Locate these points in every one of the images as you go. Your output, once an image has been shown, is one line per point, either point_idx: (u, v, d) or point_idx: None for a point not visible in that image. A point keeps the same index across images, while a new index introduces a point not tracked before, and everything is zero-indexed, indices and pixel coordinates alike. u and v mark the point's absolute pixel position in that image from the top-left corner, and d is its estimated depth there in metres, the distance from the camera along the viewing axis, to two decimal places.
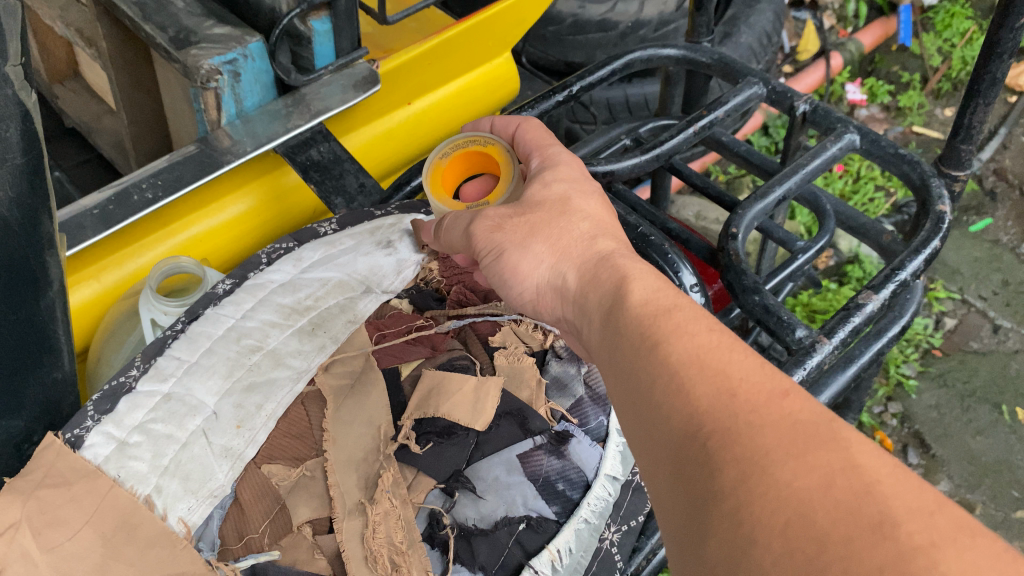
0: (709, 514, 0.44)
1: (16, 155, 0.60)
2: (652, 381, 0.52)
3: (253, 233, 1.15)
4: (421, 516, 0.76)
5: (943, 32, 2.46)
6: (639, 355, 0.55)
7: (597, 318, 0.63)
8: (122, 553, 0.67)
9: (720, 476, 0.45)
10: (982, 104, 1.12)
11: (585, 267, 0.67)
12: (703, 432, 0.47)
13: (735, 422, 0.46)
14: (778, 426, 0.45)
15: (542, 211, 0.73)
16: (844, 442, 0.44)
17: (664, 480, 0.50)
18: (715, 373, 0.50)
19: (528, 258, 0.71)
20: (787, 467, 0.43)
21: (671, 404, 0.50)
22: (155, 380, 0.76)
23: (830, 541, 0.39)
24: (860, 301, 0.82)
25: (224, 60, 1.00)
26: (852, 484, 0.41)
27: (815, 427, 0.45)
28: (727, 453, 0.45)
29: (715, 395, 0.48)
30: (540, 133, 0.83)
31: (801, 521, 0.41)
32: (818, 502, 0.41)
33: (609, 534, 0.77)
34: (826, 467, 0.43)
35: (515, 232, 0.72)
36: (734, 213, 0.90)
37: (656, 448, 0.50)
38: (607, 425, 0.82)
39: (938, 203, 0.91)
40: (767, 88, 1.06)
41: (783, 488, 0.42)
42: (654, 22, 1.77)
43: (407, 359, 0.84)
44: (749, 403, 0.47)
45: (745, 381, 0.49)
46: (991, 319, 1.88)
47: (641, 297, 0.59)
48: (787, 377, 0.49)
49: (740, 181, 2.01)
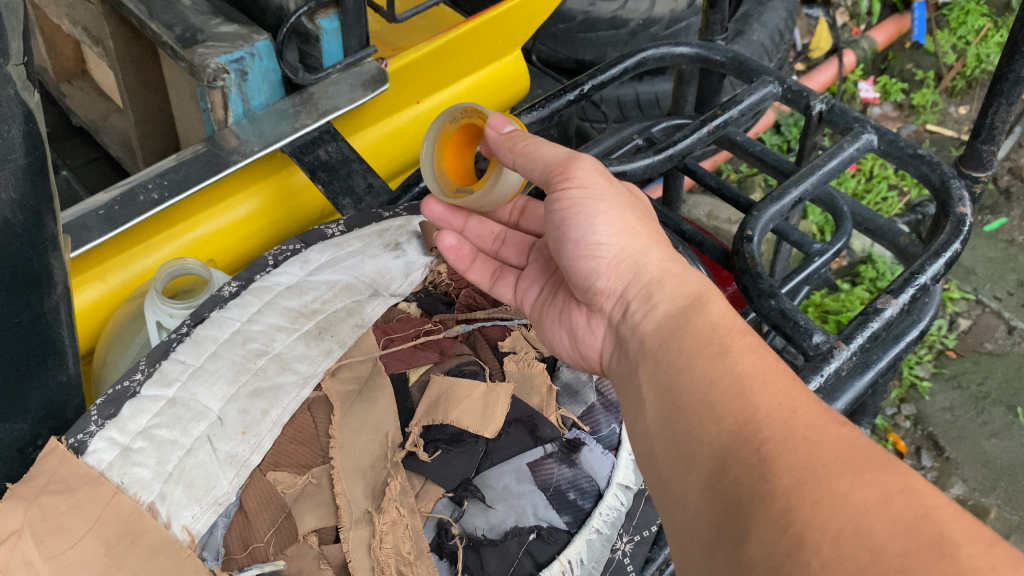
0: (755, 515, 0.44)
1: (20, 155, 0.59)
2: (711, 383, 0.53)
3: (260, 235, 1.13)
4: (428, 526, 0.74)
5: (958, 29, 2.42)
6: (702, 357, 0.55)
7: (665, 304, 0.64)
8: (124, 562, 0.66)
9: (772, 480, 0.44)
10: (1004, 104, 1.09)
11: (670, 263, 0.68)
12: (758, 436, 0.47)
13: (794, 435, 0.46)
14: (836, 445, 0.45)
15: (639, 202, 0.74)
16: (903, 468, 0.43)
17: (700, 480, 0.49)
18: (778, 390, 0.50)
19: (620, 221, 0.70)
20: (844, 480, 0.42)
21: (728, 406, 0.50)
22: (159, 385, 0.75)
23: (886, 553, 0.38)
24: (879, 305, 0.80)
25: (231, 59, 0.99)
26: (911, 504, 0.41)
27: (873, 451, 0.45)
28: (782, 460, 0.45)
29: (778, 407, 0.49)
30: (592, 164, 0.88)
31: (855, 530, 0.40)
32: (875, 516, 0.40)
33: (621, 544, 0.76)
34: (884, 487, 0.42)
35: (617, 191, 0.72)
36: (749, 215, 0.88)
37: (698, 448, 0.50)
38: (619, 433, 0.80)
39: (959, 205, 0.88)
40: (783, 87, 1.04)
41: (839, 499, 0.42)
42: (666, 19, 1.75)
43: (416, 364, 0.82)
44: (809, 421, 0.47)
45: (805, 402, 0.49)
46: (1007, 320, 1.85)
47: (723, 309, 0.60)
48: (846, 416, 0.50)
49: (753, 180, 1.99)
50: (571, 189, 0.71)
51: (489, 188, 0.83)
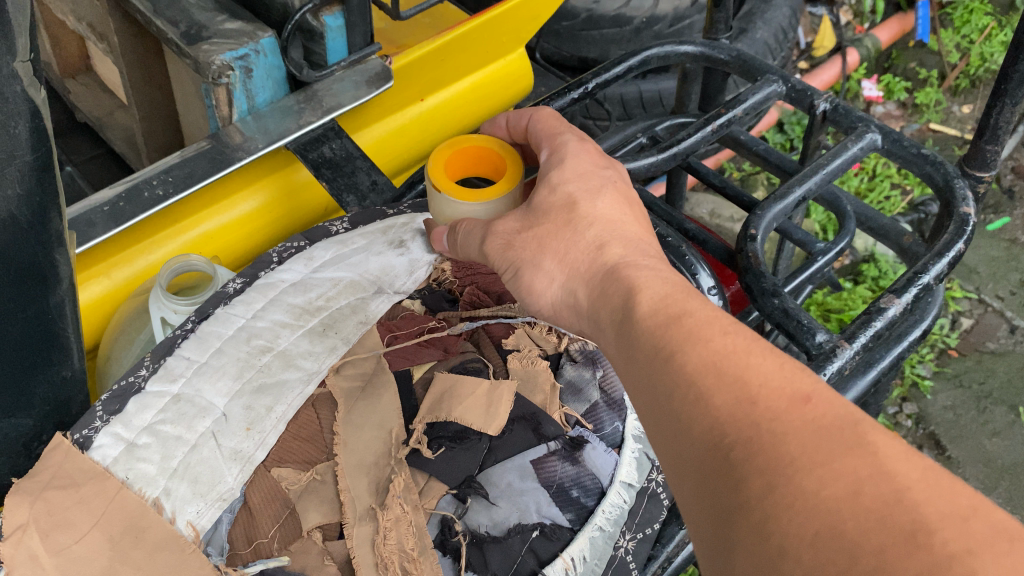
0: (736, 528, 0.43)
1: (26, 152, 0.59)
2: (669, 392, 0.50)
3: (264, 230, 1.14)
4: (433, 522, 0.75)
5: (962, 29, 2.43)
6: (654, 366, 0.53)
7: (610, 332, 0.61)
8: (130, 556, 0.66)
9: (745, 488, 0.43)
10: (1009, 103, 1.09)
11: (594, 282, 0.65)
12: (726, 441, 0.46)
13: (758, 430, 0.45)
14: (802, 434, 0.44)
15: (549, 223, 0.70)
16: (871, 446, 0.42)
17: (687, 491, 0.48)
18: (733, 379, 0.48)
19: (541, 274, 0.69)
20: (813, 476, 0.42)
21: (691, 413, 0.48)
22: (165, 381, 0.76)
23: (861, 553, 0.38)
24: (881, 305, 0.80)
25: (235, 56, 0.99)
26: (882, 492, 0.40)
27: (839, 431, 0.43)
28: (750, 464, 0.44)
29: (735, 403, 0.47)
30: (557, 124, 0.79)
31: (831, 532, 0.39)
32: (846, 512, 0.40)
33: (623, 542, 0.75)
34: (854, 474, 0.41)
35: (525, 249, 0.70)
36: (752, 213, 0.88)
37: (678, 460, 0.49)
38: (622, 431, 0.80)
39: (962, 204, 0.88)
40: (787, 85, 1.03)
41: (810, 498, 0.41)
42: (670, 17, 1.75)
43: (420, 361, 0.82)
44: (770, 410, 0.45)
45: (764, 387, 0.47)
46: (1009, 319, 1.85)
47: (649, 305, 0.57)
48: (810, 379, 0.48)
49: (755, 178, 1.99)
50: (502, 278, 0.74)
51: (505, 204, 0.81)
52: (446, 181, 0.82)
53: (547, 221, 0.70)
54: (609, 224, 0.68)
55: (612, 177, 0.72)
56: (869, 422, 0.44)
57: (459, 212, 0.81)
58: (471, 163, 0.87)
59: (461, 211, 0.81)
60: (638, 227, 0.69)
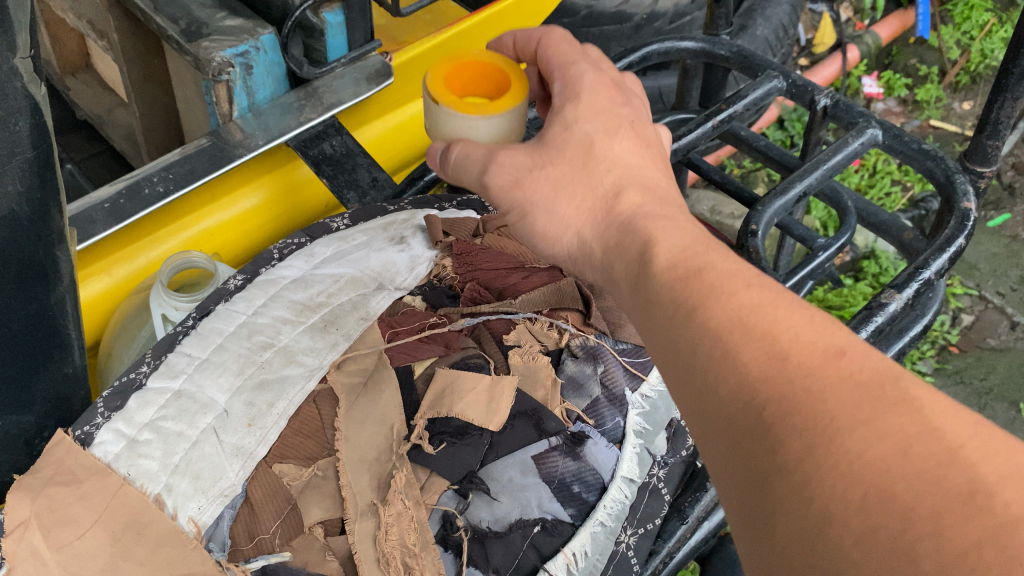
0: (774, 493, 0.38)
1: (27, 148, 0.59)
2: (690, 349, 0.44)
3: (265, 227, 1.14)
4: (434, 518, 0.74)
5: (962, 25, 2.42)
6: (672, 322, 0.46)
7: (624, 289, 0.55)
8: (131, 552, 0.67)
9: (782, 450, 0.38)
10: (1010, 98, 1.09)
11: (607, 235, 0.58)
12: (757, 401, 0.40)
13: (792, 389, 0.39)
14: (841, 389, 0.39)
15: (565, 162, 0.62)
16: (915, 402, 0.38)
17: (715, 454, 0.43)
18: (762, 332, 0.42)
19: (555, 219, 0.62)
20: (858, 436, 0.37)
21: (716, 372, 0.42)
22: (166, 377, 0.77)
23: (915, 517, 0.34)
24: (882, 300, 0.80)
25: (236, 52, 0.99)
26: (933, 450, 0.36)
27: (880, 386, 0.39)
28: (787, 424, 0.39)
29: (765, 360, 0.41)
30: (569, 49, 0.70)
31: (880, 496, 0.35)
32: (897, 473, 0.35)
33: (625, 537, 0.76)
34: (901, 432, 0.36)
35: (536, 190, 0.63)
36: (753, 209, 0.88)
37: (704, 421, 0.43)
38: (623, 426, 0.81)
39: (963, 200, 0.88)
40: (788, 81, 1.03)
41: (855, 460, 0.36)
42: (669, 14, 1.76)
43: (422, 357, 0.81)
44: (804, 366, 0.40)
45: (796, 342, 0.41)
46: (1009, 316, 1.85)
47: (666, 260, 0.50)
48: (844, 332, 0.42)
49: (755, 175, 1.99)
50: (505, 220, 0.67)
51: (508, 121, 0.72)
52: (447, 94, 0.72)
53: (562, 160, 0.62)
54: (627, 169, 0.61)
55: (630, 115, 0.65)
56: (909, 376, 0.40)
57: (459, 129, 0.72)
58: (468, 76, 0.76)
59: (462, 127, 0.72)
60: (658, 171, 0.62)
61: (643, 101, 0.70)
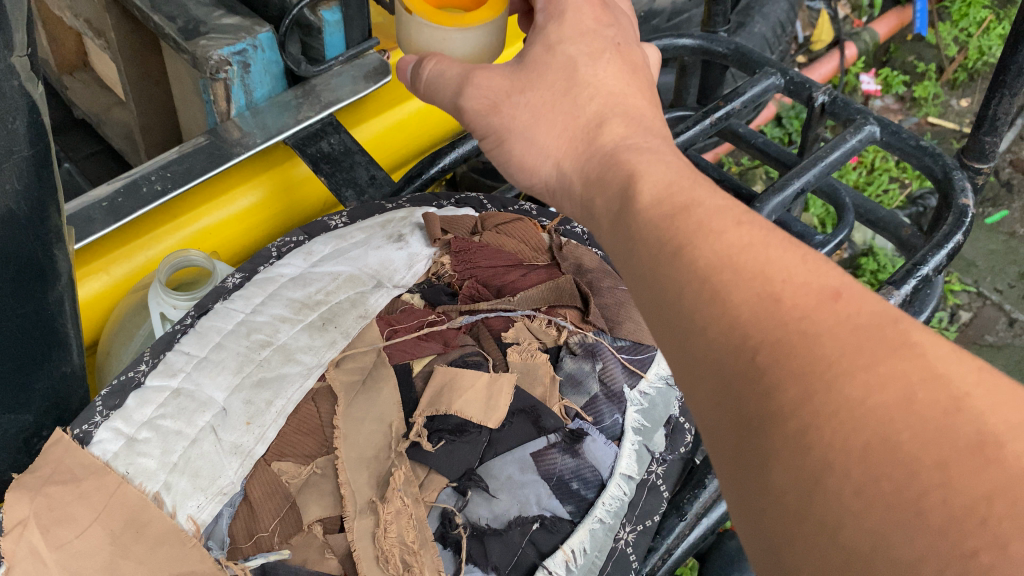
0: (769, 440, 0.36)
1: (25, 148, 0.59)
2: (677, 293, 0.42)
3: (262, 226, 1.14)
4: (433, 515, 0.74)
5: (959, 22, 2.42)
6: (658, 265, 0.43)
7: (605, 225, 0.52)
8: (131, 551, 0.67)
9: (778, 395, 0.36)
10: (1008, 94, 1.09)
11: (588, 167, 0.57)
12: (750, 344, 0.38)
13: (787, 332, 0.37)
14: (837, 333, 0.36)
15: (546, 89, 0.62)
16: (918, 348, 0.35)
17: (703, 404, 0.40)
18: (755, 273, 0.40)
19: (534, 149, 0.62)
20: (858, 382, 0.34)
21: (706, 315, 0.40)
22: (164, 376, 0.77)
23: (921, 468, 0.32)
24: (880, 297, 0.80)
25: (234, 51, 0.99)
26: (938, 399, 0.33)
27: (878, 331, 0.36)
28: (782, 368, 0.36)
29: (758, 303, 0.39)
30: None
31: (883, 445, 0.33)
32: (900, 422, 0.33)
33: (623, 534, 0.77)
34: (904, 379, 0.34)
35: (515, 116, 0.63)
36: (751, 206, 0.88)
37: (691, 366, 0.40)
38: (622, 424, 0.81)
39: (961, 196, 0.88)
40: (785, 78, 1.03)
41: (855, 407, 0.34)
42: (667, 12, 1.76)
43: (420, 354, 0.81)
44: (799, 309, 0.38)
45: (789, 283, 0.39)
46: (1007, 312, 1.85)
47: (651, 195, 0.48)
48: (837, 272, 0.40)
49: (753, 172, 1.99)
50: (484, 146, 0.68)
51: (484, 32, 0.71)
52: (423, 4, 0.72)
53: (543, 85, 0.62)
54: (611, 97, 0.60)
55: (615, 37, 0.65)
56: (910, 321, 0.37)
57: (434, 41, 0.72)
58: None
59: (437, 39, 0.72)
60: (642, 100, 0.61)
61: (629, 21, 0.69)
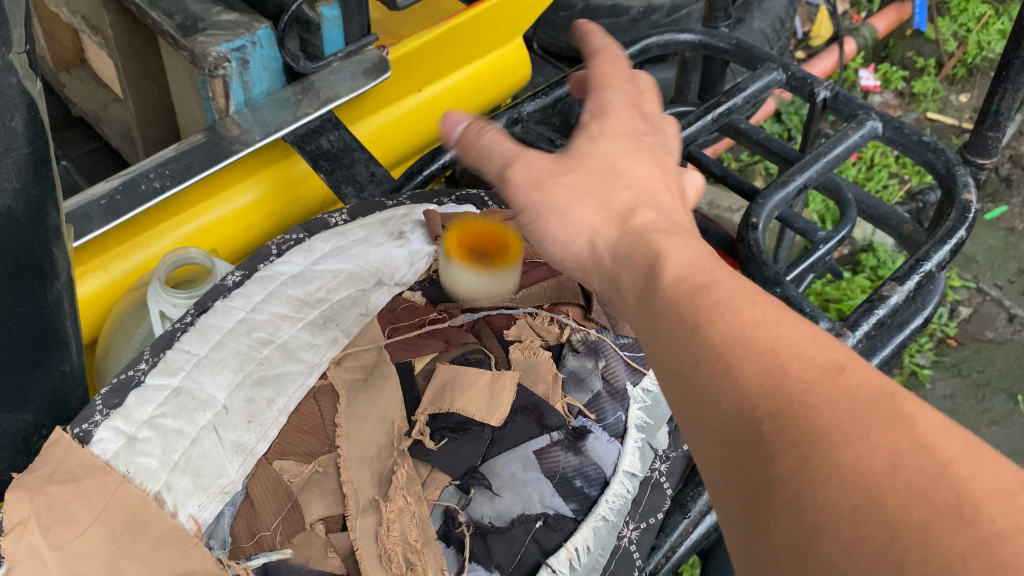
0: (767, 506, 0.35)
1: (23, 145, 0.58)
2: (687, 361, 0.41)
3: (260, 224, 1.13)
4: (435, 514, 0.73)
5: (959, 17, 2.41)
6: (671, 333, 0.43)
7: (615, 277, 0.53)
8: (132, 551, 0.66)
9: (778, 462, 0.36)
10: (1010, 91, 1.08)
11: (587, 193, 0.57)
12: (755, 414, 0.37)
13: (790, 403, 0.37)
14: (838, 404, 0.36)
15: (587, 172, 0.59)
16: (910, 420, 0.35)
17: (708, 468, 0.40)
18: (765, 346, 0.39)
19: (568, 224, 0.57)
20: (852, 450, 0.34)
21: (713, 382, 0.40)
22: (165, 374, 0.76)
23: (905, 528, 0.31)
24: (884, 293, 0.80)
25: (233, 47, 0.97)
26: (922, 465, 0.33)
27: (877, 402, 0.36)
28: (783, 437, 0.36)
29: (763, 374, 0.38)
30: (615, 74, 0.69)
31: (871, 508, 0.32)
32: (889, 487, 0.33)
33: (627, 531, 0.75)
34: (893, 447, 0.34)
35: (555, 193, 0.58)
36: (754, 202, 0.88)
37: (698, 429, 0.40)
38: (625, 421, 0.80)
39: (964, 192, 0.88)
40: (787, 73, 1.02)
41: (849, 475, 0.33)
42: (667, 8, 1.75)
43: (422, 352, 0.81)
44: (804, 381, 0.37)
45: (796, 356, 0.38)
46: (1007, 309, 1.84)
47: (675, 272, 0.47)
48: (844, 347, 0.39)
49: (753, 168, 1.99)
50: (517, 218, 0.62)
51: None
52: None
53: (584, 170, 0.59)
54: (644, 191, 0.58)
55: (653, 144, 0.64)
56: (907, 395, 0.37)
57: None
58: None
59: None
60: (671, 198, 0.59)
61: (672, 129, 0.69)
